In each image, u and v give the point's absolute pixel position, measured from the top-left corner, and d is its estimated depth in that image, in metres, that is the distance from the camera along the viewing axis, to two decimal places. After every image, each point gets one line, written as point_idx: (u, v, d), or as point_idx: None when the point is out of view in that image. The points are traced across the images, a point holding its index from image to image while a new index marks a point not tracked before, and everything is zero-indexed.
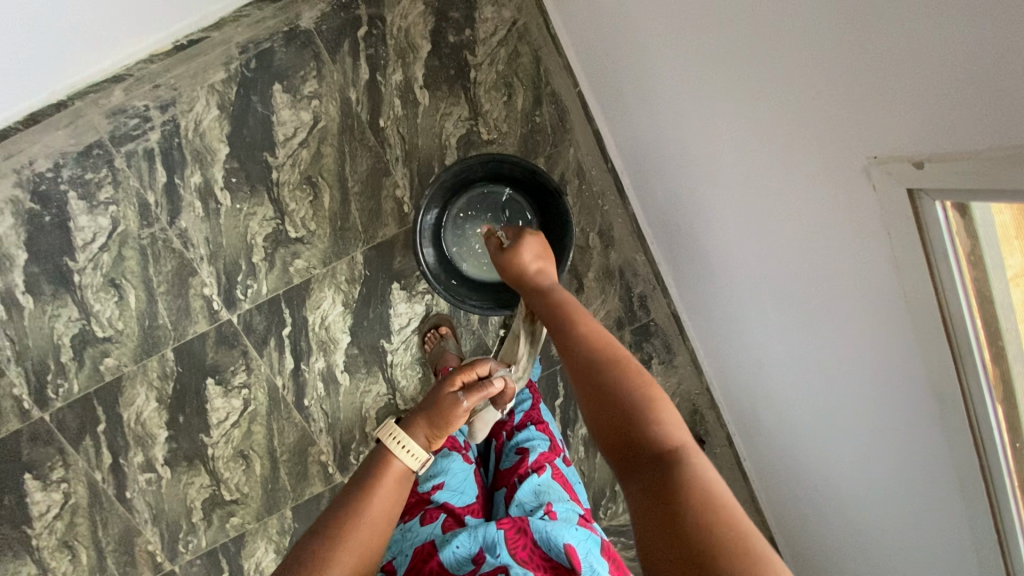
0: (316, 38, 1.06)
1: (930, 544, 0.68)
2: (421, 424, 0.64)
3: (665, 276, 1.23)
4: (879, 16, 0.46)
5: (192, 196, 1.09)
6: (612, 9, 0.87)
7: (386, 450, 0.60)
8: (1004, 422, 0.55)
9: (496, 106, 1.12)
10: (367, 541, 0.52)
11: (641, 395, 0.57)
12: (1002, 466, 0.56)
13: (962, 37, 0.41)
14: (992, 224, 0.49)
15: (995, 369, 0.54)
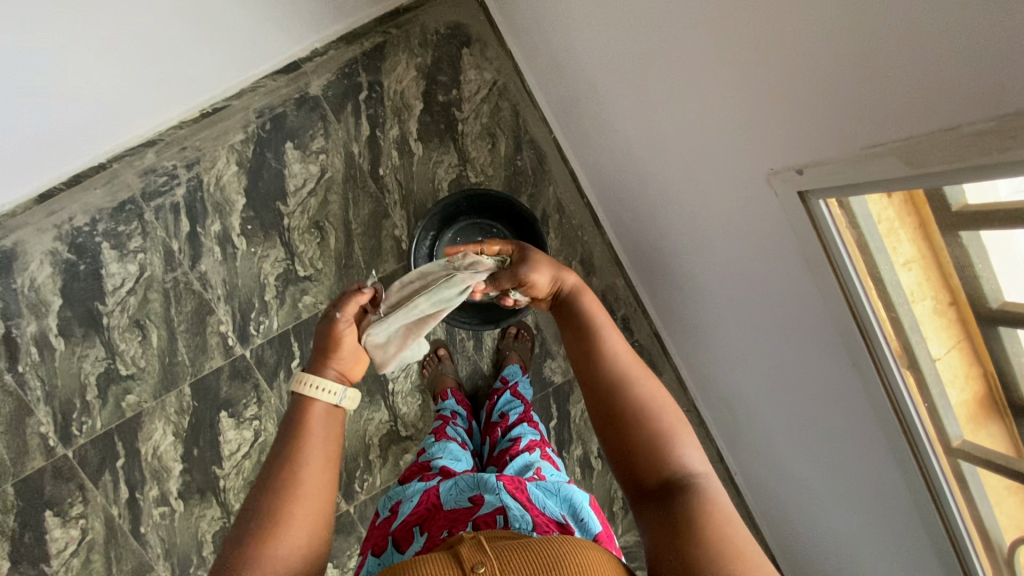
0: (323, 102, 1.21)
1: (884, 514, 0.75)
2: (317, 357, 0.68)
3: (643, 298, 1.33)
4: (757, 61, 0.60)
5: (212, 242, 1.21)
6: (571, 67, 1.03)
7: (303, 397, 0.65)
8: (913, 386, 0.64)
9: (482, 153, 1.27)
10: (309, 484, 0.60)
11: (669, 423, 0.64)
12: (918, 425, 0.64)
13: (815, 76, 0.54)
14: (870, 214, 0.59)
15: (897, 340, 0.63)
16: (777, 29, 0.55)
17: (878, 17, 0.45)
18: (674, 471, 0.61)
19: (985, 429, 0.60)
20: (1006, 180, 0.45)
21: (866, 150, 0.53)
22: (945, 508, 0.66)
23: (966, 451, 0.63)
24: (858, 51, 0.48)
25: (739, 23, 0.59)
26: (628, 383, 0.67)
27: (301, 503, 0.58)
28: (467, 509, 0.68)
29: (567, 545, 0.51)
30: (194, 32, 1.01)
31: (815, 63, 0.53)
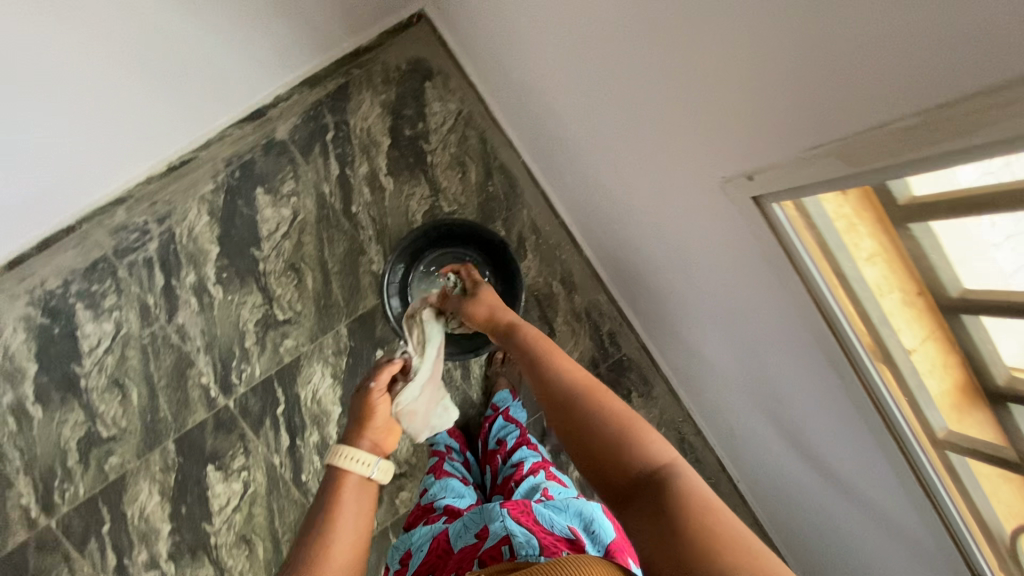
0: (290, 146, 1.22)
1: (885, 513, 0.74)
2: (355, 429, 0.71)
3: (627, 312, 1.33)
4: (698, 74, 0.60)
5: (188, 294, 1.20)
6: (529, 92, 1.04)
7: (338, 469, 0.65)
8: (891, 382, 0.63)
9: (453, 182, 1.28)
10: (335, 566, 0.56)
11: (623, 417, 0.62)
12: (902, 421, 0.63)
13: (753, 85, 0.54)
14: (823, 210, 0.59)
15: (869, 337, 0.63)
16: (714, 43, 0.56)
17: (811, 27, 0.46)
18: (635, 460, 0.58)
19: (972, 418, 0.60)
20: (967, 170, 0.45)
21: (807, 151, 0.53)
22: (941, 502, 0.65)
23: (955, 443, 0.61)
24: (791, 59, 0.49)
25: (678, 39, 0.60)
26: (574, 386, 0.68)
27: (339, 555, 0.57)
28: (473, 547, 0.65)
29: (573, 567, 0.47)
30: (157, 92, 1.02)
31: (751, 72, 0.54)
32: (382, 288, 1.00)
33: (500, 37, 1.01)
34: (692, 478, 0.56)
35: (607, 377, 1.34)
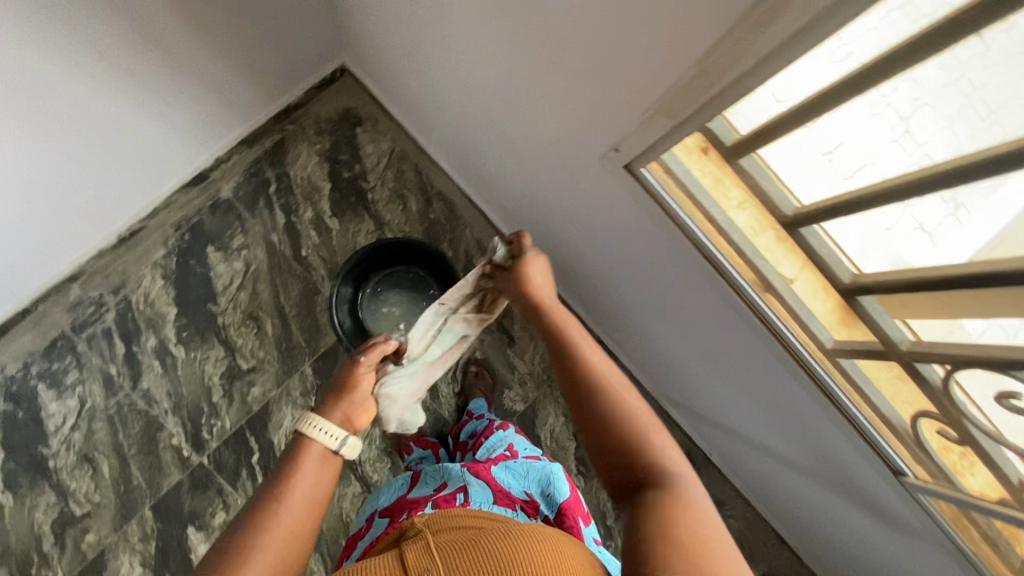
0: (235, 203, 1.29)
1: (821, 439, 0.80)
2: (330, 399, 0.69)
3: (579, 311, 1.40)
4: (564, 73, 0.70)
5: (150, 357, 1.23)
6: (447, 121, 1.14)
7: (302, 436, 0.63)
8: (779, 308, 0.70)
9: (396, 214, 1.36)
10: (284, 527, 0.56)
11: (641, 417, 0.60)
12: (792, 339, 0.71)
13: (602, 73, 0.64)
14: (680, 159, 0.68)
15: (751, 272, 0.70)
16: (565, 45, 0.66)
17: (626, 16, 0.56)
18: (646, 465, 0.57)
19: (859, 330, 0.65)
20: (770, 89, 0.54)
21: (649, 114, 0.63)
22: (847, 412, 0.71)
23: (840, 349, 0.68)
24: (620, 46, 0.59)
25: (540, 47, 0.70)
26: (598, 379, 0.62)
27: (282, 537, 0.55)
28: (427, 495, 0.73)
29: (522, 545, 0.51)
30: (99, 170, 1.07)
31: (598, 63, 0.64)
32: (328, 306, 1.02)
33: (412, 77, 1.12)
34: (694, 485, 0.56)
35: None
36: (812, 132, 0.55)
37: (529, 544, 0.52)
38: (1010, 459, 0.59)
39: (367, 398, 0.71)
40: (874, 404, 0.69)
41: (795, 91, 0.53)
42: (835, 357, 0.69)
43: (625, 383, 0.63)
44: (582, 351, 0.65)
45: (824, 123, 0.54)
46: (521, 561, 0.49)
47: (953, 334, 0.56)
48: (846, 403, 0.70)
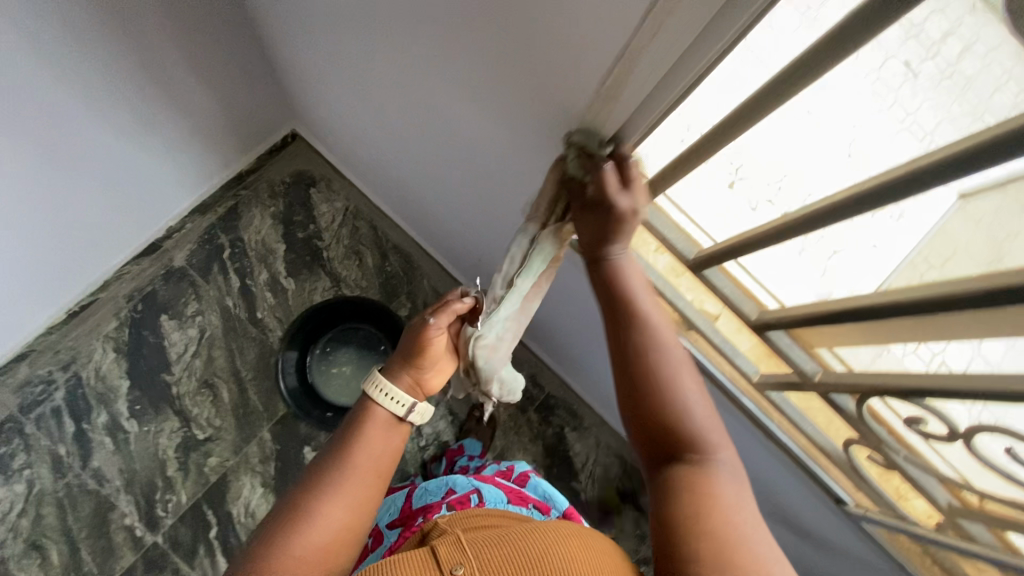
0: (189, 270, 1.29)
1: (772, 470, 0.80)
2: (398, 360, 0.68)
3: (540, 353, 1.40)
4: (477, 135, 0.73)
5: (101, 434, 1.19)
6: (393, 181, 1.18)
7: (368, 401, 0.63)
8: (702, 346, 0.72)
9: (352, 270, 1.37)
10: (357, 493, 0.57)
11: (687, 388, 0.58)
12: (720, 376, 0.72)
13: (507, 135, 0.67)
14: None
15: (675, 313, 0.73)
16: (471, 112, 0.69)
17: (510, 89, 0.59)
18: (681, 441, 0.56)
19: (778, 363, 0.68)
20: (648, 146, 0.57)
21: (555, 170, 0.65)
22: (782, 443, 0.72)
23: (767, 381, 0.69)
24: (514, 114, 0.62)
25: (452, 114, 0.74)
26: (651, 344, 0.59)
27: (341, 506, 0.56)
28: (440, 499, 0.80)
29: (547, 537, 0.53)
30: (54, 256, 1.05)
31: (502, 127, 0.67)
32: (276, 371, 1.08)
33: (356, 143, 1.16)
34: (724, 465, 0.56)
35: (538, 418, 1.39)
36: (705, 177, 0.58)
37: (556, 539, 0.53)
38: (935, 482, 0.60)
39: (435, 357, 0.67)
40: (805, 433, 0.70)
41: (676, 144, 0.55)
42: (765, 390, 0.71)
43: (677, 349, 0.59)
44: (649, 331, 0.59)
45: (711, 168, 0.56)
46: (549, 558, 0.50)
47: (881, 356, 0.56)
48: (779, 435, 0.72)
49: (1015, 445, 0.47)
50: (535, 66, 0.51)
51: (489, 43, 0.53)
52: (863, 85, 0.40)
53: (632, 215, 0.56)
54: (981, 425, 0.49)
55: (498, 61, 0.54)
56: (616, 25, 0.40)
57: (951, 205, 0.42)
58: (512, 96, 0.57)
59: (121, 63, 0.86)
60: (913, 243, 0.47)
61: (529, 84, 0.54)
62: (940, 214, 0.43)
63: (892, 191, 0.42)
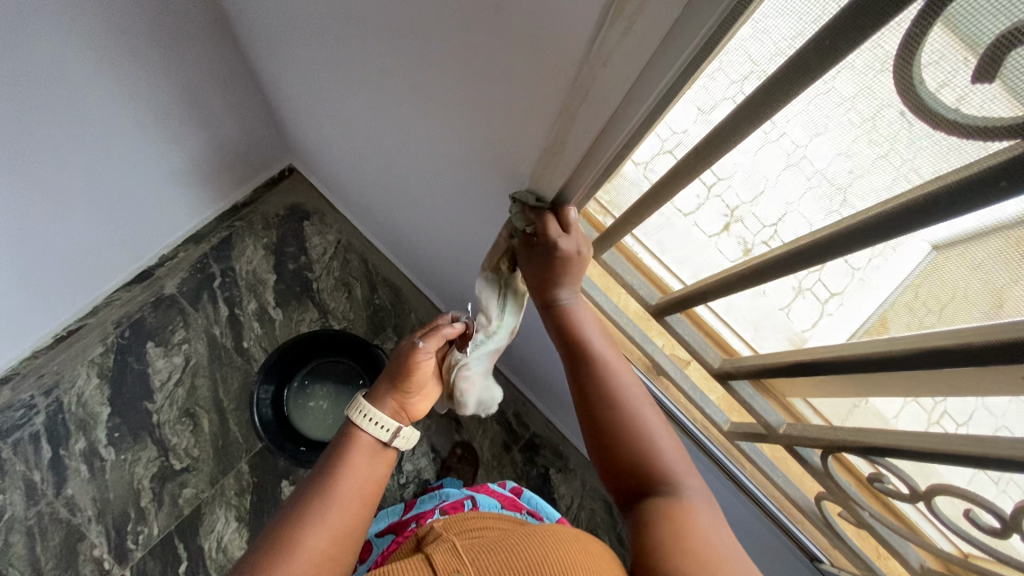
0: (179, 298, 1.31)
1: (756, 523, 0.76)
2: (385, 384, 0.64)
3: (525, 391, 1.39)
4: (447, 180, 0.76)
5: (78, 461, 1.18)
6: (382, 216, 1.20)
7: (351, 425, 0.60)
8: (670, 394, 0.73)
9: (340, 302, 1.38)
10: (336, 524, 0.53)
11: (644, 418, 0.57)
12: (688, 426, 0.71)
13: (473, 181, 0.69)
14: None
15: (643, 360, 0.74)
16: (440, 157, 0.72)
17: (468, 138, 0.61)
18: (648, 471, 0.54)
19: (742, 412, 0.68)
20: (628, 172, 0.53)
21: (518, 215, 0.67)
22: (754, 496, 0.70)
23: (735, 431, 0.68)
24: (476, 161, 0.64)
25: (425, 159, 0.77)
26: (604, 379, 0.59)
27: (327, 535, 0.51)
28: (431, 508, 0.73)
29: (555, 543, 0.49)
30: (43, 279, 1.06)
31: (467, 173, 0.69)
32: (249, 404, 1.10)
33: (346, 178, 1.20)
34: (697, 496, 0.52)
35: (523, 459, 1.36)
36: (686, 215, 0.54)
37: (558, 543, 0.49)
38: (907, 543, 0.58)
39: (425, 380, 0.64)
40: (778, 485, 0.68)
41: (641, 183, 0.52)
42: (734, 440, 0.69)
43: (633, 385, 0.60)
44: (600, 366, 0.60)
45: (697, 205, 0.52)
46: (551, 564, 0.46)
47: (856, 410, 0.54)
48: (753, 488, 0.70)
49: (973, 509, 0.46)
50: (494, 116, 0.52)
51: (454, 92, 0.55)
52: (836, 137, 0.35)
53: (576, 253, 0.56)
54: (936, 483, 0.48)
55: (462, 110, 0.56)
56: (555, 84, 0.41)
57: (927, 255, 0.37)
58: (479, 142, 0.59)
59: (118, 95, 0.90)
60: (886, 296, 0.43)
61: (490, 133, 0.55)
62: (915, 266, 0.39)
63: (819, 257, 0.41)
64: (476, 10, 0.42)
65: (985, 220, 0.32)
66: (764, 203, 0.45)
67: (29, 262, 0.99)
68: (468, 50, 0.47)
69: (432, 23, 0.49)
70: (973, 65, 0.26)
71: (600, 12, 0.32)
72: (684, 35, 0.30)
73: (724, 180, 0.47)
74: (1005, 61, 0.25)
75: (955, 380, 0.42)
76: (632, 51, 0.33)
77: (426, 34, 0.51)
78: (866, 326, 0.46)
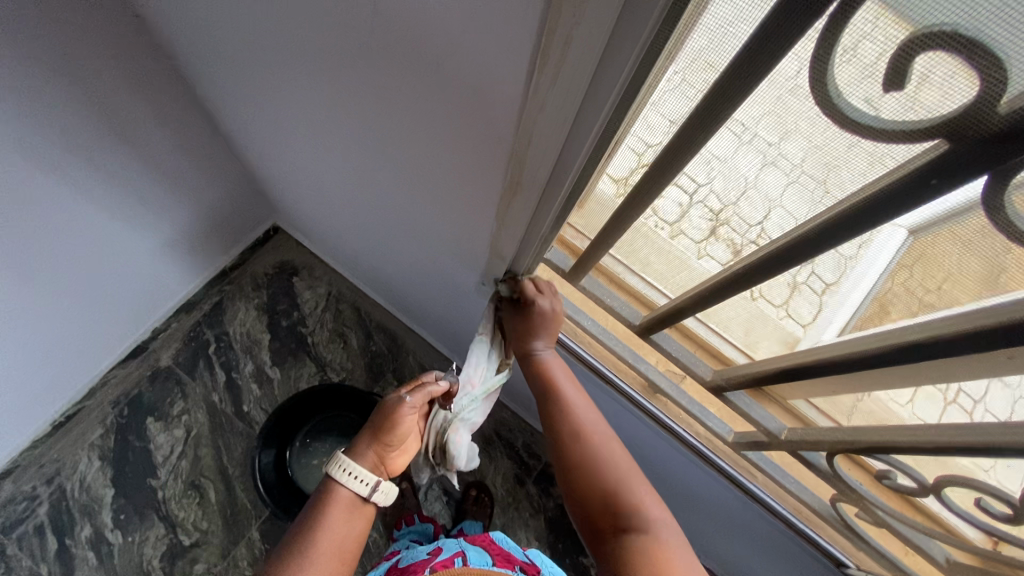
0: (175, 369, 1.31)
1: (778, 534, 0.74)
2: (367, 436, 0.63)
3: (533, 422, 1.37)
4: (422, 224, 0.77)
5: (84, 549, 1.15)
6: (369, 264, 1.21)
7: (332, 480, 0.59)
8: (669, 412, 0.73)
9: (337, 353, 1.38)
10: None
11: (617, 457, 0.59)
12: (689, 437, 0.72)
13: (445, 223, 0.70)
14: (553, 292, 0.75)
15: (640, 382, 0.74)
16: (412, 203, 0.73)
17: (434, 185, 0.63)
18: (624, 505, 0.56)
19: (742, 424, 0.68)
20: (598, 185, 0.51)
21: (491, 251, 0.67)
22: (768, 506, 0.69)
23: (739, 442, 0.68)
24: (445, 204, 0.65)
25: (398, 206, 0.78)
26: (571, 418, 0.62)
27: None
28: (422, 562, 0.68)
29: None
30: (35, 368, 1.05)
31: (440, 216, 0.70)
32: (255, 469, 1.09)
33: (328, 231, 1.21)
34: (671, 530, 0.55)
35: (538, 491, 1.34)
36: (671, 225, 0.53)
37: None
38: (932, 541, 0.57)
39: (406, 435, 0.63)
40: (792, 492, 0.67)
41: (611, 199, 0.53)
42: (740, 450, 0.69)
43: (608, 430, 0.62)
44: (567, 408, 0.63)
45: (681, 211, 0.50)
46: None
47: (861, 403, 0.53)
48: (766, 498, 0.69)
49: (983, 498, 0.46)
50: (456, 160, 0.53)
51: (417, 140, 0.56)
52: (807, 128, 0.34)
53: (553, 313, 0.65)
54: (949, 476, 0.48)
55: (427, 157, 0.57)
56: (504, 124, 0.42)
57: (904, 239, 0.36)
58: (446, 185, 0.60)
59: (95, 175, 0.92)
60: (870, 287, 0.42)
61: (454, 176, 0.56)
62: (892, 254, 0.38)
63: (788, 259, 0.43)
64: (421, 63, 0.44)
65: (946, 205, 0.32)
66: (750, 204, 0.43)
67: (21, 352, 0.99)
68: (423, 101, 0.48)
69: (384, 81, 0.50)
70: (881, 77, 0.27)
71: (529, 61, 0.34)
72: (609, 78, 0.31)
73: (706, 186, 0.45)
74: (910, 73, 0.26)
75: (937, 364, 0.41)
76: (565, 92, 0.34)
77: (382, 91, 0.53)
78: (858, 317, 0.45)
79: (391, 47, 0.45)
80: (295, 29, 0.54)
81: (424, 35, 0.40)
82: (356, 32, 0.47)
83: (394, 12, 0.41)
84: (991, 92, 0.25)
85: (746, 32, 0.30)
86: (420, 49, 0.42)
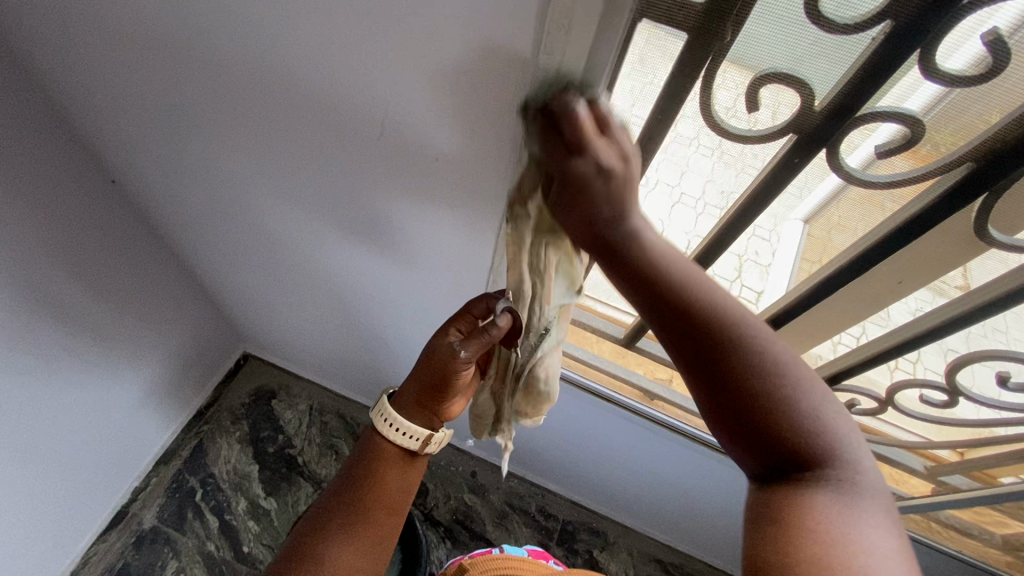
0: (162, 527, 1.24)
1: None
2: (417, 388, 0.63)
3: (542, 482, 1.39)
4: (414, 301, 0.86)
5: None
6: (353, 365, 1.24)
7: (376, 420, 0.64)
8: (664, 411, 0.88)
9: (332, 465, 1.35)
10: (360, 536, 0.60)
11: (782, 388, 0.41)
12: (684, 427, 0.88)
13: (439, 290, 0.79)
14: None
15: (636, 393, 0.89)
16: (405, 282, 0.82)
17: (428, 256, 0.73)
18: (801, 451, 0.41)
19: None
20: None
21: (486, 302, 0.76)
22: None
23: None
24: (441, 270, 0.74)
25: (390, 290, 0.86)
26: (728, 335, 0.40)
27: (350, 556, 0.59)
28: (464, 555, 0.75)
29: None
30: (16, 556, 0.97)
31: (435, 286, 0.79)
32: None
33: (306, 343, 1.25)
34: (868, 474, 0.42)
35: (564, 551, 1.32)
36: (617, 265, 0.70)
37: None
38: (901, 451, 0.76)
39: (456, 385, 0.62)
40: None
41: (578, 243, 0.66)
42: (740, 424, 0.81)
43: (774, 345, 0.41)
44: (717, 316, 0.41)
45: None
46: None
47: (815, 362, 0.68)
48: None
49: (927, 394, 0.66)
50: (450, 227, 0.65)
51: (411, 219, 0.67)
52: (702, 156, 0.49)
53: (612, 171, 0.34)
54: (897, 387, 0.67)
55: (422, 230, 0.68)
56: (496, 185, 0.55)
57: (803, 230, 0.53)
58: (442, 252, 0.70)
59: (71, 335, 0.93)
60: (790, 267, 0.58)
61: (450, 240, 0.67)
62: (799, 240, 0.55)
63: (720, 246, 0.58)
64: (418, 154, 0.55)
65: (827, 187, 0.47)
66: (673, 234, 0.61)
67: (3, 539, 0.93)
68: (419, 182, 0.60)
69: (382, 175, 0.61)
70: (743, 103, 0.42)
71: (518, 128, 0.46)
72: None
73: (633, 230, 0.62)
74: (758, 98, 0.41)
75: (856, 287, 0.55)
76: None
77: (381, 187, 0.64)
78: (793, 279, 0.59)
79: (389, 147, 0.56)
80: (296, 153, 0.65)
81: (421, 135, 0.53)
82: (351, 144, 0.59)
83: (395, 123, 0.53)
84: (808, 103, 0.40)
85: (652, 94, 0.44)
86: (417, 145, 0.54)
